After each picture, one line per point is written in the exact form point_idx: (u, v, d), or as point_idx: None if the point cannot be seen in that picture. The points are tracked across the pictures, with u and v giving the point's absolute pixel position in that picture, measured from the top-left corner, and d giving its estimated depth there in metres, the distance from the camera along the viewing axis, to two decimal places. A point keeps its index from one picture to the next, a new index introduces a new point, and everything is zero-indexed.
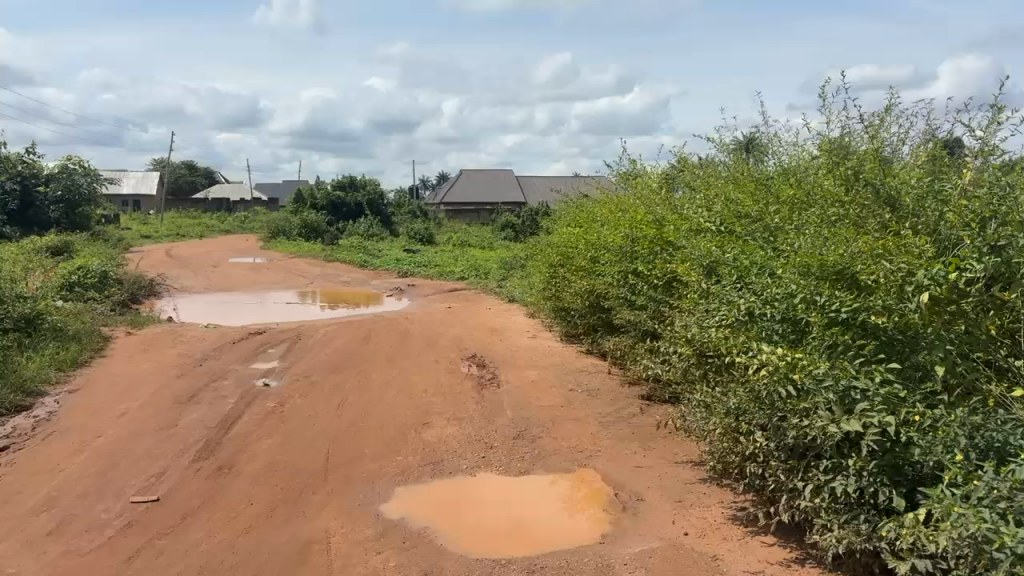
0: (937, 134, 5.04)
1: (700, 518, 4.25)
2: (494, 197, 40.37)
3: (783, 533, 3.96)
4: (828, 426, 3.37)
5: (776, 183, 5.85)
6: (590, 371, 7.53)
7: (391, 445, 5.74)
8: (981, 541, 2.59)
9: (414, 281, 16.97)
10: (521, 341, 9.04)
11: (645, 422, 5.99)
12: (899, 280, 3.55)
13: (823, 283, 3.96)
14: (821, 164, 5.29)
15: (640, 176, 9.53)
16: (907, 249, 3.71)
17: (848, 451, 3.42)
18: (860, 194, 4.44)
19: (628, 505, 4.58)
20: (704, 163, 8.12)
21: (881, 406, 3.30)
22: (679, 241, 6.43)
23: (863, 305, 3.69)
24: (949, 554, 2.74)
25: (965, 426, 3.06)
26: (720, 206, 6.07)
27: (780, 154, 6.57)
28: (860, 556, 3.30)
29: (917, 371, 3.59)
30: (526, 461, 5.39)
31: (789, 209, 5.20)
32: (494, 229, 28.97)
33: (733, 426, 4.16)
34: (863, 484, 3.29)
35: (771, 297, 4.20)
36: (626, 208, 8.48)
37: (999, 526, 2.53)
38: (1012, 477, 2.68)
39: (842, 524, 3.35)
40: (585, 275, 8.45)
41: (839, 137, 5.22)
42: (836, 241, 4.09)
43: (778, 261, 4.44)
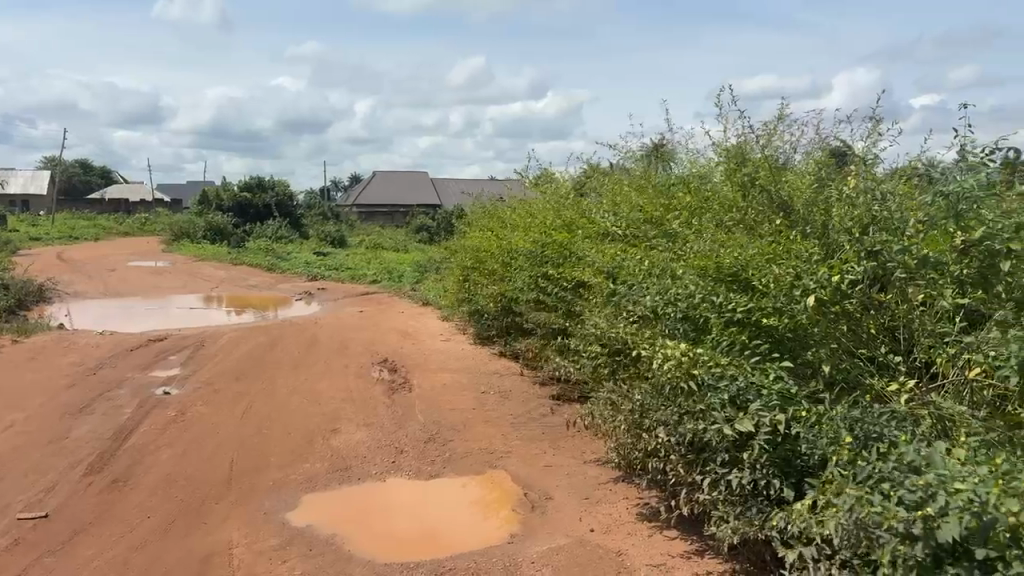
0: (824, 143, 5.34)
1: (606, 515, 4.36)
2: (409, 199, 40.11)
3: (683, 526, 4.10)
4: (722, 421, 3.57)
5: (677, 189, 6.06)
6: (502, 373, 7.58)
7: (298, 453, 5.65)
8: (864, 530, 2.66)
9: (325, 285, 16.68)
10: (433, 344, 9.02)
11: (555, 422, 6.08)
12: (788, 283, 3.74)
13: (720, 285, 4.15)
14: (719, 170, 5.52)
15: (550, 181, 9.68)
16: (796, 255, 3.94)
17: (742, 445, 3.59)
18: (758, 201, 4.69)
19: (536, 505, 4.65)
20: (612, 169, 8.32)
21: (773, 402, 3.47)
22: (588, 244, 6.56)
23: (756, 306, 3.86)
24: (836, 545, 2.82)
25: (847, 419, 3.23)
26: (626, 210, 6.25)
27: (684, 159, 6.79)
28: (753, 545, 3.45)
29: (806, 368, 3.81)
30: (437, 465, 5.40)
31: (689, 212, 5.42)
32: (408, 232, 28.74)
33: (637, 422, 4.29)
34: (756, 477, 3.45)
35: (673, 298, 4.37)
36: (536, 212, 8.60)
37: (884, 511, 2.57)
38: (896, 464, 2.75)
39: (737, 516, 3.51)
40: (497, 278, 8.52)
41: (736, 145, 5.47)
42: (732, 244, 4.30)
43: (678, 263, 4.60)
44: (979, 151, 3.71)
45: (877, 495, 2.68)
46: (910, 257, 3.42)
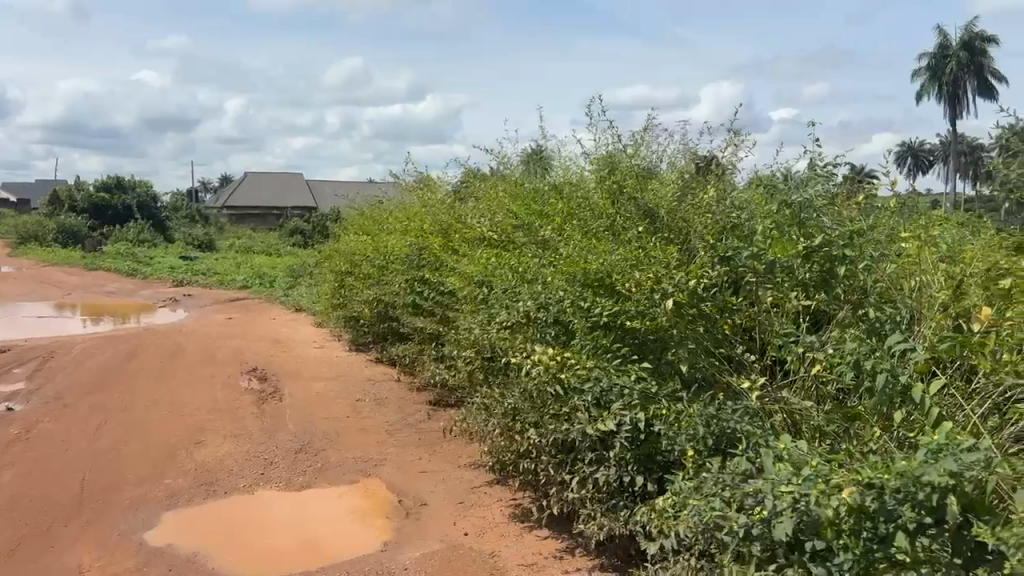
0: (686, 153, 5.61)
1: (480, 518, 4.40)
2: (283, 201, 38.90)
3: (554, 525, 4.20)
4: (586, 422, 3.70)
5: (548, 194, 6.18)
6: (378, 379, 7.49)
7: (158, 468, 5.37)
8: (711, 526, 2.81)
9: (192, 291, 15.91)
10: (307, 351, 8.79)
11: (431, 427, 6.07)
12: (648, 286, 3.92)
13: (587, 289, 4.26)
14: (591, 178, 5.69)
15: (427, 185, 9.66)
16: (657, 259, 4.10)
17: (608, 444, 3.74)
18: (624, 207, 4.85)
19: (411, 511, 4.64)
20: (488, 173, 8.40)
21: (635, 402, 3.61)
22: (463, 249, 6.59)
23: (620, 309, 4.01)
24: (687, 540, 2.98)
25: (703, 417, 3.37)
26: (501, 215, 6.34)
27: (557, 165, 6.94)
28: (619, 540, 3.61)
29: (666, 367, 3.96)
30: (308, 475, 5.28)
31: (561, 218, 5.55)
32: (282, 235, 27.88)
33: (508, 424, 4.38)
34: (622, 474, 3.61)
35: (543, 303, 4.48)
36: (413, 216, 8.56)
37: (726, 512, 2.66)
38: (733, 468, 2.82)
39: (604, 512, 3.65)
40: (373, 282, 8.41)
41: (606, 153, 5.65)
42: (598, 250, 4.40)
43: (548, 268, 4.69)
44: (823, 164, 4.03)
45: (720, 500, 2.74)
46: (758, 262, 3.76)
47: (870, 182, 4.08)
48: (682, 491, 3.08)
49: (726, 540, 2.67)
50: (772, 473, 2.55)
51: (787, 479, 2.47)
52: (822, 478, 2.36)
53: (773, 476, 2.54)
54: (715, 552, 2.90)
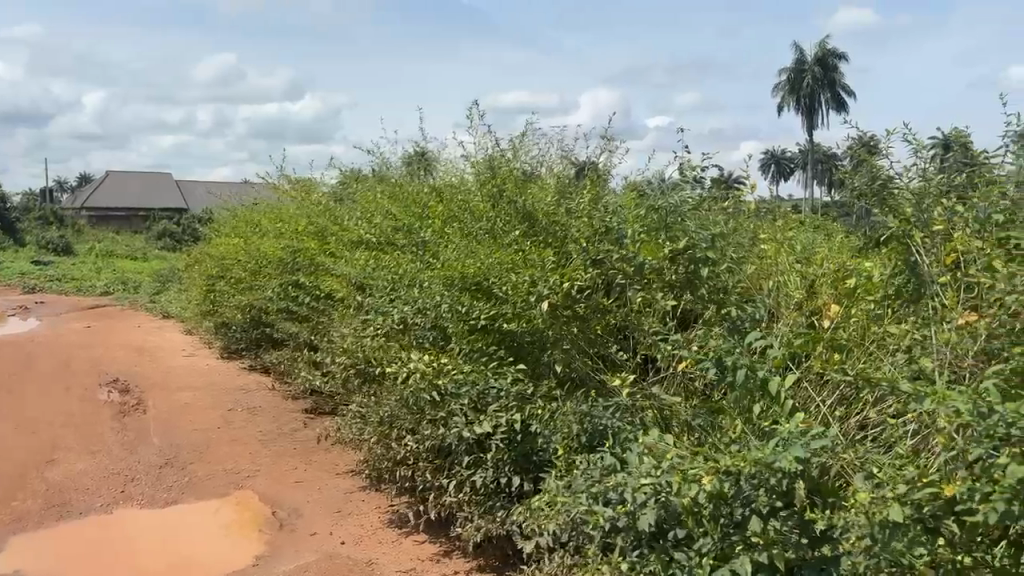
0: (562, 159, 5.72)
1: (357, 526, 4.33)
2: (149, 202, 36.83)
3: (432, 530, 4.18)
4: (463, 428, 3.72)
5: (428, 197, 6.13)
6: (250, 387, 7.21)
7: (4, 490, 4.97)
8: (580, 522, 2.88)
9: (45, 298, 14.78)
10: (175, 361, 8.35)
11: (307, 435, 5.90)
12: (525, 289, 3.99)
13: (465, 294, 4.26)
14: (469, 182, 5.70)
15: (304, 186, 9.39)
16: (532, 262, 4.15)
17: (485, 447, 3.77)
18: (503, 209, 4.89)
19: (284, 522, 4.50)
20: (366, 175, 8.25)
21: (512, 404, 3.66)
22: (340, 252, 6.43)
23: (497, 312, 4.08)
24: (559, 538, 3.04)
25: (576, 415, 3.44)
26: (379, 218, 6.24)
27: (437, 167, 6.90)
28: (496, 541, 3.64)
29: (544, 368, 4.06)
30: (174, 490, 5.02)
31: (439, 221, 5.52)
32: (149, 237, 26.37)
33: (385, 431, 4.32)
34: (499, 476, 3.65)
35: (421, 307, 4.45)
36: (288, 218, 8.30)
37: (593, 506, 2.72)
38: (601, 466, 2.90)
39: (481, 514, 3.67)
40: (246, 287, 8.09)
41: (484, 157, 5.68)
42: (474, 253, 4.41)
43: (424, 271, 4.64)
44: (689, 168, 4.18)
45: (588, 495, 2.80)
46: (627, 264, 3.86)
47: (735, 187, 4.28)
48: (553, 488, 3.12)
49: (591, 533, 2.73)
50: (638, 466, 2.63)
51: (648, 471, 2.52)
52: (682, 467, 2.45)
53: (638, 470, 2.61)
54: (585, 549, 2.97)
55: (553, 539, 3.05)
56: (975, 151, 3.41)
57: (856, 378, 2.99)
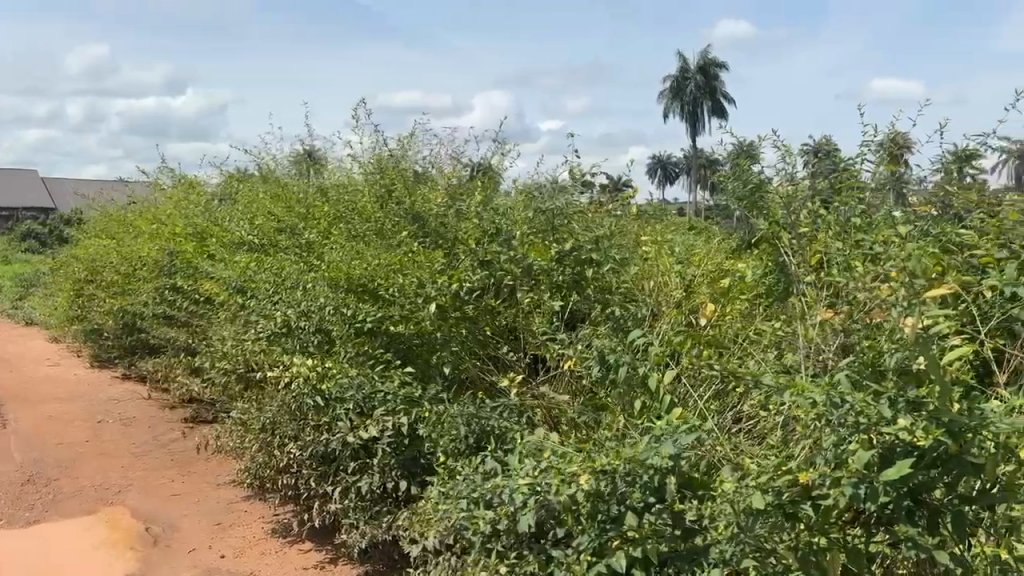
0: (450, 161, 5.72)
1: (239, 538, 4.19)
2: (12, 201, 34.30)
3: (316, 537, 4.10)
4: (347, 434, 3.66)
5: (313, 199, 5.97)
6: (124, 397, 6.83)
7: None
8: (459, 529, 2.88)
9: None
10: (36, 371, 7.79)
11: (185, 446, 5.64)
12: (412, 290, 3.94)
13: (351, 296, 4.17)
14: (356, 183, 5.61)
15: (182, 186, 8.98)
16: (421, 262, 4.08)
17: (371, 451, 3.72)
18: (390, 211, 4.83)
19: (159, 538, 4.28)
20: (249, 175, 7.98)
21: (399, 407, 3.61)
22: (219, 253, 6.17)
23: (385, 314, 4.00)
24: (439, 543, 3.03)
25: (463, 417, 3.38)
26: (261, 220, 6.05)
27: (323, 168, 6.73)
28: (382, 546, 3.61)
29: (431, 370, 4.01)
30: (36, 509, 4.69)
31: (325, 223, 5.41)
32: (11, 239, 24.55)
33: (268, 439, 4.18)
34: (386, 481, 3.60)
35: (306, 309, 4.25)
36: (165, 219, 7.92)
37: (474, 512, 2.69)
38: (486, 468, 2.89)
39: (367, 520, 3.63)
40: (119, 292, 7.66)
41: (372, 158, 5.60)
42: (360, 255, 4.32)
43: (308, 274, 4.50)
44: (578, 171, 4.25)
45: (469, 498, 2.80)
46: (513, 265, 3.94)
47: (623, 189, 4.39)
48: (436, 493, 3.10)
49: (471, 540, 2.74)
50: (519, 467, 2.66)
51: (527, 473, 2.58)
52: (560, 467, 2.52)
53: (519, 472, 2.64)
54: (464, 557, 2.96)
55: (439, 541, 3.01)
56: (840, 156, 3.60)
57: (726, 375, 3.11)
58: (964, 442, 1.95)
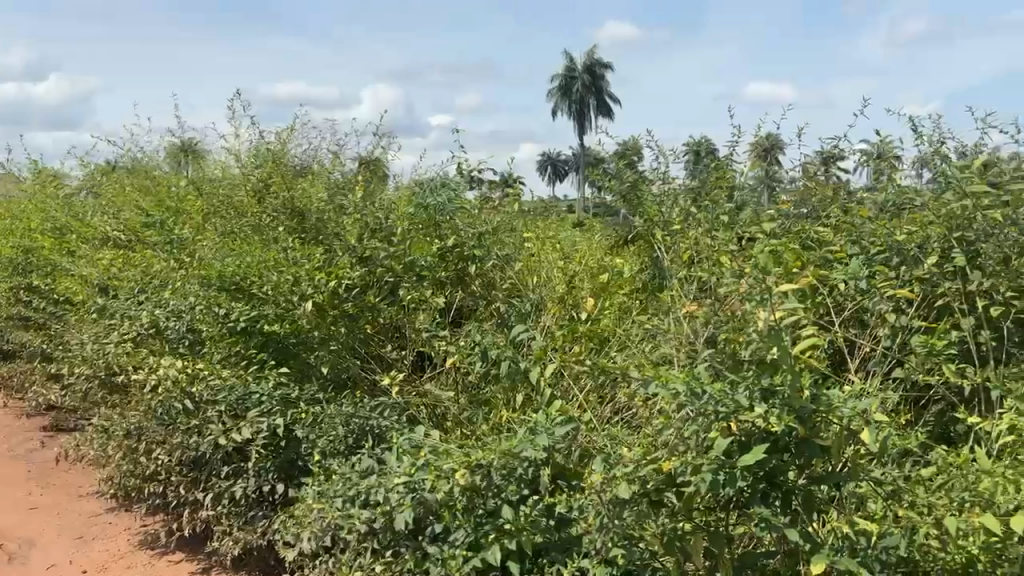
0: (331, 154, 5.59)
1: (103, 551, 3.96)
2: None
3: (186, 547, 3.92)
4: (219, 438, 3.54)
5: (186, 194, 5.69)
6: None
7: None
8: (335, 530, 2.84)
9: None
10: None
11: (44, 457, 5.28)
12: (286, 287, 3.81)
13: (222, 294, 3.97)
14: (231, 176, 5.40)
15: (39, 178, 8.38)
16: (296, 258, 3.94)
17: (245, 456, 3.62)
18: (266, 205, 4.68)
19: (12, 555, 3.99)
20: (117, 167, 7.53)
21: (275, 408, 3.53)
22: (81, 249, 5.80)
23: (257, 314, 3.82)
24: (313, 549, 2.90)
25: (341, 416, 3.37)
26: (128, 214, 5.73)
27: (197, 161, 6.42)
28: (257, 552, 3.50)
29: (307, 370, 3.92)
30: None
31: (200, 220, 5.24)
32: None
33: (133, 446, 3.98)
34: (261, 484, 3.50)
35: (176, 310, 4.12)
36: (20, 213, 7.37)
37: (350, 510, 2.70)
38: (362, 466, 2.88)
39: (241, 526, 3.50)
40: None
41: (248, 151, 5.41)
42: (234, 253, 4.18)
43: (180, 274, 4.34)
44: (468, 169, 4.31)
45: (343, 499, 2.75)
46: (396, 262, 3.89)
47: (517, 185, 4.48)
48: (309, 494, 3.02)
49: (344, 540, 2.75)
50: (394, 466, 2.66)
51: (405, 469, 2.57)
52: (435, 464, 2.52)
53: (395, 471, 2.61)
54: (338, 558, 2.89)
55: (314, 543, 2.88)
56: (714, 157, 3.79)
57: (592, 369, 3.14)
58: (811, 426, 2.09)
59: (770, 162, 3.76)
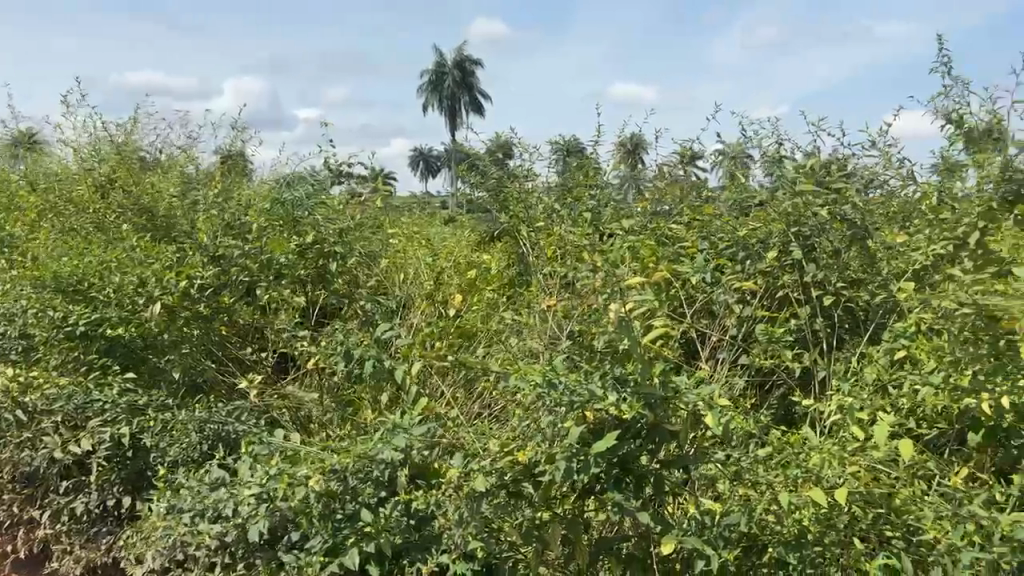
0: (181, 146, 5.32)
1: None
2: None
3: (20, 568, 3.62)
4: (56, 451, 3.31)
5: (19, 190, 5.26)
6: None
7: None
8: (183, 544, 2.69)
9: None
10: None
11: None
12: (132, 289, 3.57)
13: (58, 296, 3.68)
14: (69, 170, 5.05)
15: None
16: (143, 259, 3.77)
17: (86, 469, 3.40)
18: (110, 201, 4.40)
19: None
20: None
21: (121, 416, 3.30)
22: None
23: (99, 316, 3.55)
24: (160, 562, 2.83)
25: (194, 423, 3.19)
26: None
27: (30, 153, 5.94)
28: (101, 570, 3.30)
29: (156, 374, 3.72)
30: None
31: (35, 217, 4.86)
32: None
33: None
34: (105, 498, 3.30)
35: (7, 315, 3.85)
36: None
37: (200, 523, 2.58)
38: (213, 478, 2.71)
39: (83, 544, 3.30)
40: None
41: (89, 144, 5.09)
42: (72, 253, 3.92)
43: (10, 278, 4.03)
44: (336, 163, 4.20)
45: (193, 510, 2.63)
46: (252, 261, 3.76)
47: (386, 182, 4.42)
48: (155, 507, 2.86)
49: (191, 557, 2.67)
50: (246, 475, 2.57)
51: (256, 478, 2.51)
52: (289, 471, 2.46)
53: (248, 479, 2.52)
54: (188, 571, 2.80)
55: (160, 559, 2.80)
56: (581, 156, 3.92)
57: (453, 365, 3.11)
58: (661, 413, 2.17)
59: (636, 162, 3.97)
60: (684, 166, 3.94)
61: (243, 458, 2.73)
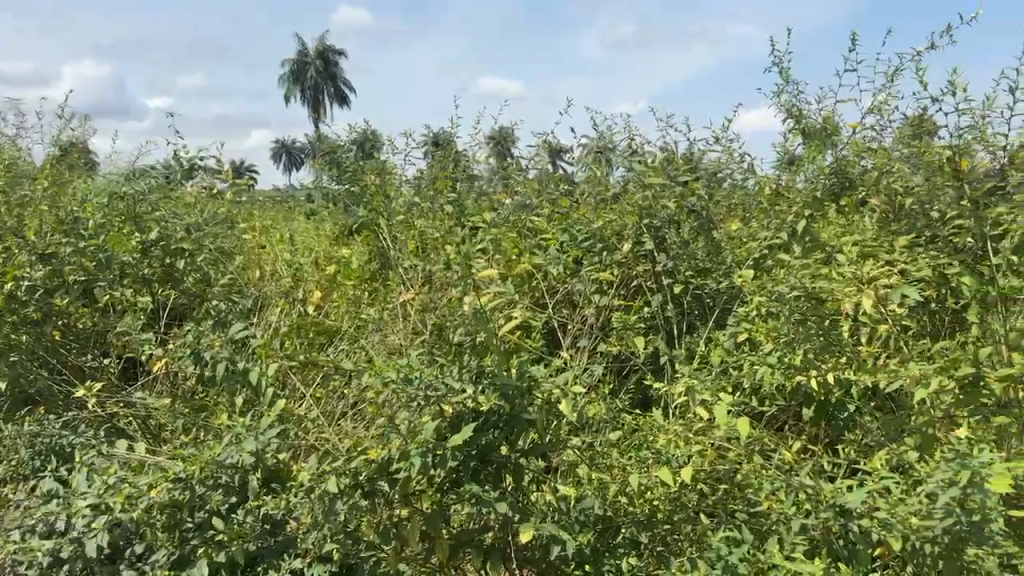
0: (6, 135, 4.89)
1: None
2: None
3: None
4: None
5: None
6: None
7: None
8: (14, 566, 2.51)
9: None
10: None
11: None
12: None
13: None
14: None
15: None
16: None
17: None
18: None
19: None
20: None
21: None
22: None
23: None
24: None
25: (22, 436, 2.92)
26: None
27: None
28: None
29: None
30: None
31: None
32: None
33: None
34: None
35: None
36: None
37: (27, 542, 2.38)
38: (48, 490, 2.59)
39: None
40: None
41: None
42: None
43: None
44: (186, 155, 3.99)
45: (23, 530, 2.44)
46: (87, 258, 3.44)
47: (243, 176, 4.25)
48: None
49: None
50: (83, 488, 2.40)
51: (94, 490, 2.34)
52: (130, 481, 2.33)
53: (84, 492, 2.36)
54: None
55: None
56: (443, 149, 3.95)
57: (308, 365, 3.02)
58: (517, 404, 2.17)
59: (504, 154, 3.99)
60: (554, 159, 3.96)
61: (79, 470, 2.55)
